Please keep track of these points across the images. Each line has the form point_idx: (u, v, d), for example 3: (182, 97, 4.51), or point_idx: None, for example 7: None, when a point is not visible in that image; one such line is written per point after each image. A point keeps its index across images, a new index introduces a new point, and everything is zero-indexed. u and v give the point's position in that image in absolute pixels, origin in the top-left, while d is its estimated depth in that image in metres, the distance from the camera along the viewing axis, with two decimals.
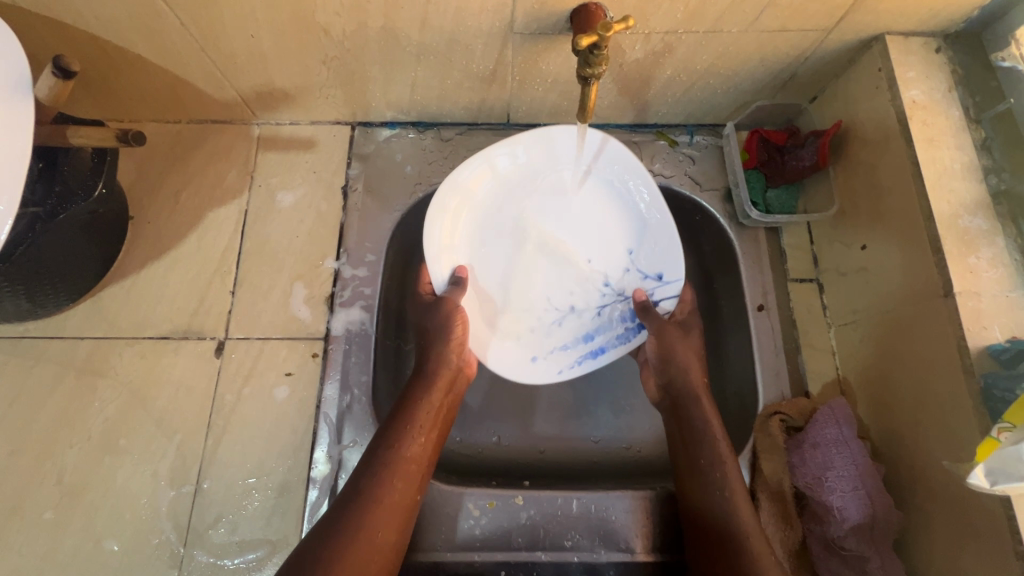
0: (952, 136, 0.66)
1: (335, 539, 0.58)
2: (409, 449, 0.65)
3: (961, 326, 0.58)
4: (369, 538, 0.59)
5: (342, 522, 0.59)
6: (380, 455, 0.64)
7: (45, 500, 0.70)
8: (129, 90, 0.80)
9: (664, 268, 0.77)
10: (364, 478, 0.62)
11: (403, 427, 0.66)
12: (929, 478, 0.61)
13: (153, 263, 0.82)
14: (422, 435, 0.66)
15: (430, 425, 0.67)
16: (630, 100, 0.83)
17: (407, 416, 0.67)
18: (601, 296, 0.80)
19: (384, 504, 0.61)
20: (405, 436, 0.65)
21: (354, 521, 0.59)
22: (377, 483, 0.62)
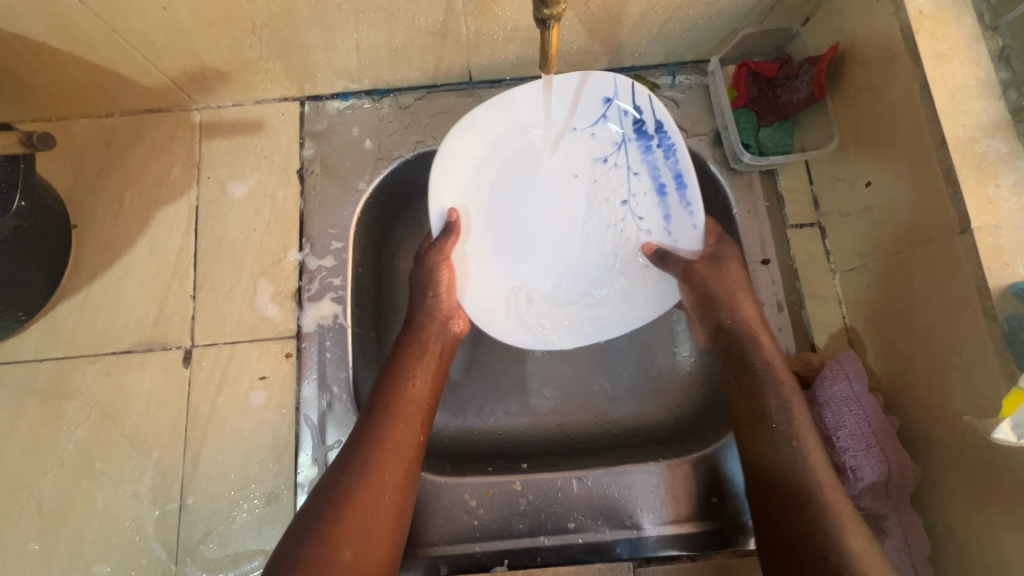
0: (965, 49, 0.58)
1: (334, 492, 0.55)
2: (407, 393, 0.62)
3: (981, 265, 0.53)
4: (375, 487, 0.55)
5: (342, 476, 0.56)
6: (376, 397, 0.62)
7: (27, 532, 0.68)
8: (45, 84, 0.72)
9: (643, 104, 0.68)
10: (362, 429, 0.59)
11: (399, 370, 0.64)
12: (948, 431, 0.57)
13: (106, 272, 0.76)
14: (420, 377, 0.64)
15: (426, 367, 0.65)
16: (603, 41, 0.74)
17: (402, 361, 0.65)
18: (629, 176, 0.72)
19: (383, 453, 0.57)
20: (402, 377, 0.63)
21: (352, 472, 0.56)
22: (378, 424, 0.59)
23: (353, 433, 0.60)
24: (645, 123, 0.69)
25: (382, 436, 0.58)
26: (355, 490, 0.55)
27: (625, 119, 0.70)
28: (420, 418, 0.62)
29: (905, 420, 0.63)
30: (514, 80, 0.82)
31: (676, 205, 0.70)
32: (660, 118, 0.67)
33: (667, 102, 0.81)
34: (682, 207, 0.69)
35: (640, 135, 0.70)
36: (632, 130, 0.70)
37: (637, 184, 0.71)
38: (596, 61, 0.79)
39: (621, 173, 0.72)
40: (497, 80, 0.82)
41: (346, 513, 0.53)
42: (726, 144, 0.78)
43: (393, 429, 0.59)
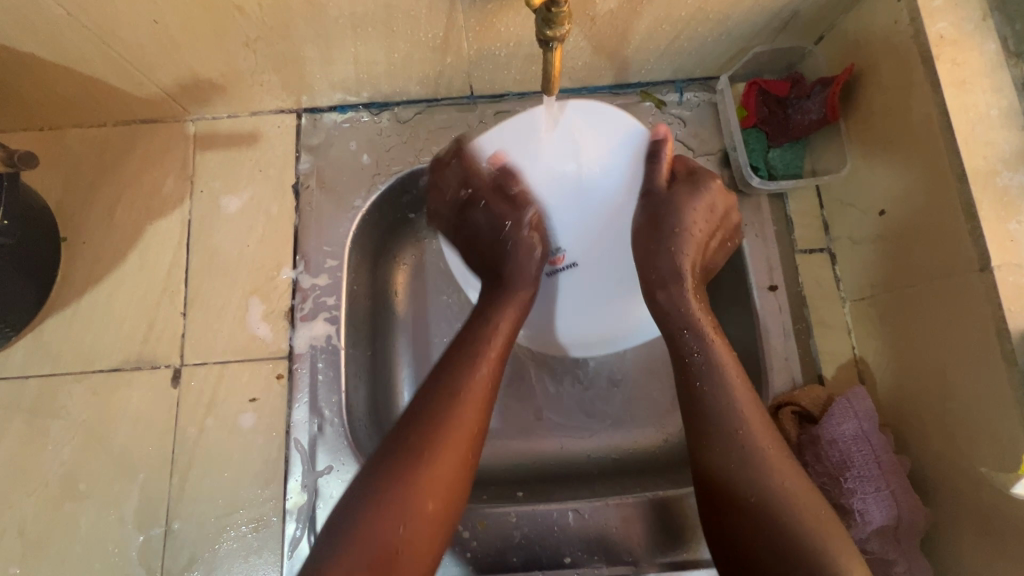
0: (988, 76, 0.55)
1: (430, 411, 0.55)
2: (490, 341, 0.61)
3: (1001, 305, 0.50)
4: (461, 426, 0.55)
5: (432, 399, 0.56)
6: (465, 338, 0.62)
7: (8, 555, 0.66)
8: (35, 94, 0.70)
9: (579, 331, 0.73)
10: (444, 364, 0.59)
11: (466, 360, 0.59)
12: (962, 476, 0.55)
13: (95, 287, 0.74)
14: (504, 326, 0.63)
15: (512, 316, 0.64)
16: (608, 58, 0.72)
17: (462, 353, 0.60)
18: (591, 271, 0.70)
19: (457, 446, 0.54)
20: (481, 376, 0.58)
21: (441, 398, 0.56)
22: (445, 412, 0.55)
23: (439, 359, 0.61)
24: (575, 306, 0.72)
25: (463, 383, 0.57)
26: (446, 438, 0.54)
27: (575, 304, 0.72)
28: (492, 366, 0.60)
29: (916, 460, 0.60)
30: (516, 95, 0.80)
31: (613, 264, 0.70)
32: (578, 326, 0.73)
33: (674, 119, 0.79)
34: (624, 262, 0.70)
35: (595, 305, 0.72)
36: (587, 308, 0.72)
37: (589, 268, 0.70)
38: (601, 77, 0.76)
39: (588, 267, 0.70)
40: (499, 95, 0.80)
41: (436, 439, 0.53)
42: (734, 166, 0.75)
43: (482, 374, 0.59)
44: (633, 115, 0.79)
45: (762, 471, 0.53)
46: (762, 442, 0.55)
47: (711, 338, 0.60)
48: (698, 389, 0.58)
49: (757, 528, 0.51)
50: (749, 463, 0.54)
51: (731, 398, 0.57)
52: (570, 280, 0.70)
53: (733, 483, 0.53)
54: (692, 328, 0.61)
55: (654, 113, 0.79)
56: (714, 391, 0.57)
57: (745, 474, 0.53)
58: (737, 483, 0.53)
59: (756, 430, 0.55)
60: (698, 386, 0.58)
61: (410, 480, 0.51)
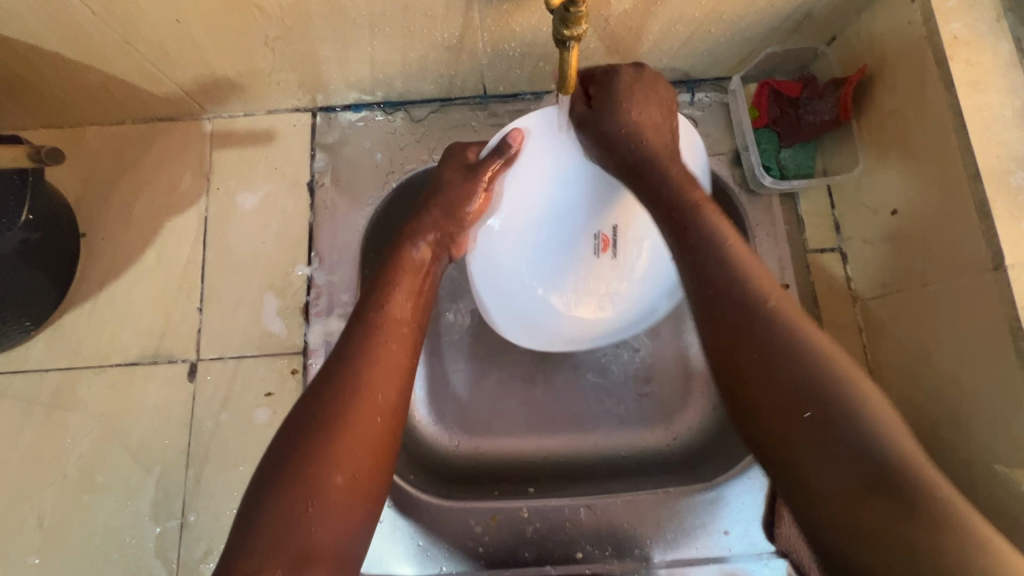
0: (1002, 76, 0.55)
1: (318, 409, 0.46)
2: (394, 307, 0.57)
3: (1015, 304, 0.51)
4: (370, 407, 0.48)
5: (340, 370, 0.49)
6: (364, 315, 0.55)
7: (27, 545, 0.67)
8: (57, 92, 0.72)
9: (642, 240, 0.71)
10: (342, 351, 0.52)
11: (369, 332, 0.53)
12: (974, 475, 0.55)
13: (113, 282, 0.76)
14: (409, 298, 0.59)
15: (416, 286, 0.61)
16: (621, 58, 0.73)
17: (364, 333, 0.53)
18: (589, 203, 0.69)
19: (365, 382, 0.49)
20: (390, 345, 0.53)
21: (338, 397, 0.47)
22: (350, 365, 0.50)
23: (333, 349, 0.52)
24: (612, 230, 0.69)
25: (365, 348, 0.52)
26: (357, 366, 0.50)
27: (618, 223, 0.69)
28: (399, 346, 0.54)
29: None
30: (529, 95, 0.80)
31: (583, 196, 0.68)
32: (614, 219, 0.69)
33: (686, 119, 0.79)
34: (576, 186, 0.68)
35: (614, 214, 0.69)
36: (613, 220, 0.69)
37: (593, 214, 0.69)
38: None
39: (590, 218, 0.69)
40: (512, 94, 0.80)
41: (323, 439, 0.45)
42: (745, 165, 0.76)
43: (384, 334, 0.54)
44: None
45: (821, 371, 0.41)
46: (814, 336, 0.43)
47: (708, 211, 0.52)
48: (716, 291, 0.47)
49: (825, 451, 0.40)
50: (802, 388, 0.41)
51: (749, 266, 0.48)
52: (627, 240, 0.70)
53: (773, 410, 0.42)
54: (693, 210, 0.52)
55: None
56: (729, 273, 0.47)
57: (786, 395, 0.42)
58: (773, 399, 0.42)
59: (801, 336, 0.44)
60: (693, 243, 0.50)
61: (293, 480, 0.43)
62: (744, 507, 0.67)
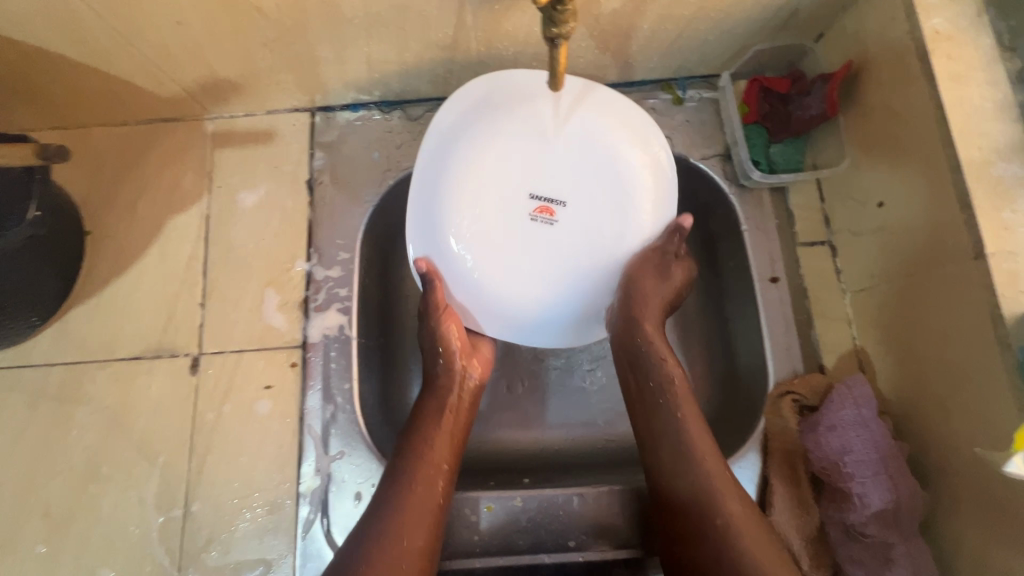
0: (982, 70, 0.57)
1: (392, 509, 0.57)
2: (448, 407, 0.65)
3: (995, 291, 0.52)
4: (430, 499, 0.59)
5: (375, 531, 0.55)
6: (402, 458, 0.61)
7: (34, 534, 0.69)
8: (63, 93, 0.74)
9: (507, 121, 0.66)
10: (410, 454, 0.61)
11: (404, 480, 0.59)
12: (960, 461, 0.56)
13: (118, 278, 0.77)
14: (443, 436, 0.63)
15: (450, 427, 0.64)
16: (613, 56, 0.74)
17: (401, 483, 0.59)
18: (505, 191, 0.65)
19: (400, 541, 0.55)
20: (423, 492, 0.58)
21: (412, 500, 0.57)
22: (389, 519, 0.56)
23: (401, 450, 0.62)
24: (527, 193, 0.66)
25: (427, 458, 0.60)
26: (396, 526, 0.55)
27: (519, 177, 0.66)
28: (432, 491, 0.59)
29: (915, 446, 0.61)
30: None
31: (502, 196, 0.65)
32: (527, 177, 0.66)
33: (678, 116, 0.80)
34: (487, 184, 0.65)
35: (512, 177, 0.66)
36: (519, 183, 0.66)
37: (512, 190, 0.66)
38: (606, 75, 0.78)
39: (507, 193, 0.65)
40: None
41: (397, 516, 0.56)
42: (735, 160, 0.77)
43: (440, 442, 0.62)
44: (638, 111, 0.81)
45: (706, 498, 0.57)
46: (711, 467, 0.59)
47: (667, 367, 0.65)
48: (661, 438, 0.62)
49: (710, 541, 0.55)
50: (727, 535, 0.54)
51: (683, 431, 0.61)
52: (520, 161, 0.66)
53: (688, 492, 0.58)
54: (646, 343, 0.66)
55: (658, 111, 0.81)
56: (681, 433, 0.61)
57: (682, 495, 0.58)
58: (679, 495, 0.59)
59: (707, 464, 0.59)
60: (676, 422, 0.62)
61: None
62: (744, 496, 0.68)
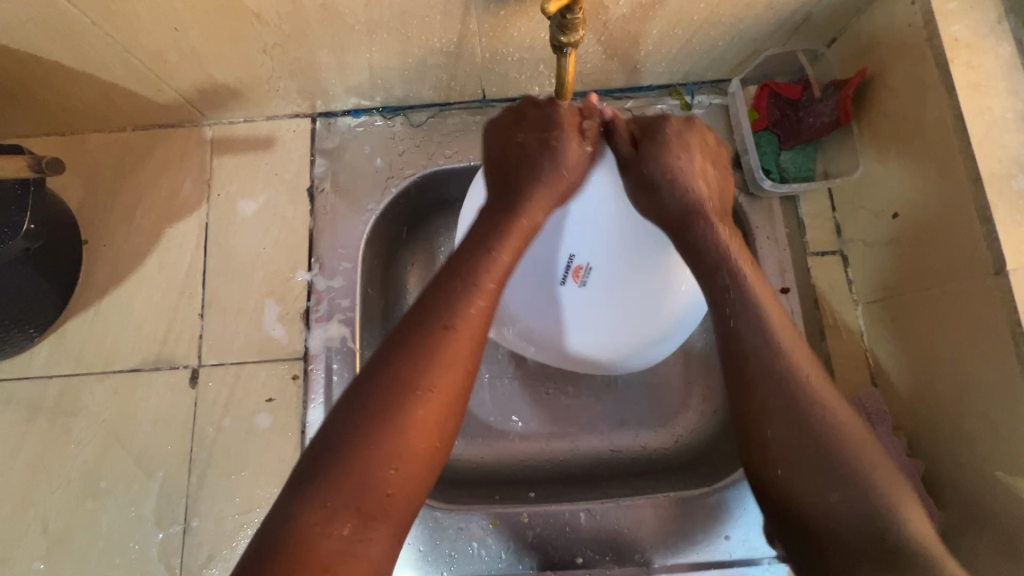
0: (1003, 79, 0.55)
1: (400, 406, 0.46)
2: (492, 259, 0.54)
3: (1016, 309, 0.50)
4: (454, 412, 0.49)
5: (405, 364, 0.48)
6: (468, 279, 0.53)
7: (32, 550, 0.67)
8: (58, 100, 0.72)
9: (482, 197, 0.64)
10: (434, 309, 0.51)
11: (454, 307, 0.51)
12: (977, 481, 0.55)
13: (116, 288, 0.76)
14: (506, 251, 0.55)
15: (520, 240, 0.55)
16: (620, 61, 0.72)
17: (437, 323, 0.51)
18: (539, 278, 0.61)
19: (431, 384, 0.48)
20: (470, 351, 0.50)
21: (423, 394, 0.47)
22: (423, 374, 0.48)
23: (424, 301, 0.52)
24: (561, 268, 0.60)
25: (450, 345, 0.49)
26: (427, 379, 0.48)
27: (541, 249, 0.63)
28: (482, 311, 0.52)
29: (930, 464, 0.60)
30: None
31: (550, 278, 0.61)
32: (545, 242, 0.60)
33: None
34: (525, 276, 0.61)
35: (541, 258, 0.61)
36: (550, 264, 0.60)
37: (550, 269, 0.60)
38: (613, 81, 0.77)
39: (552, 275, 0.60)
40: (510, 98, 0.80)
41: (410, 407, 0.46)
42: (745, 168, 0.75)
43: (471, 343, 0.51)
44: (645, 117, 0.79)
45: (838, 461, 0.48)
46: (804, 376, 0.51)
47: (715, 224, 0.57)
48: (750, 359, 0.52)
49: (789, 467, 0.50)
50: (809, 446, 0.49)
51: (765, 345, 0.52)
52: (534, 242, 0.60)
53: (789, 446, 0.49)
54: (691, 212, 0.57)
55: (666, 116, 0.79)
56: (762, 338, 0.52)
57: (808, 466, 0.48)
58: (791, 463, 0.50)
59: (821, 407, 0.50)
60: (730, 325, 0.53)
61: (341, 489, 0.43)
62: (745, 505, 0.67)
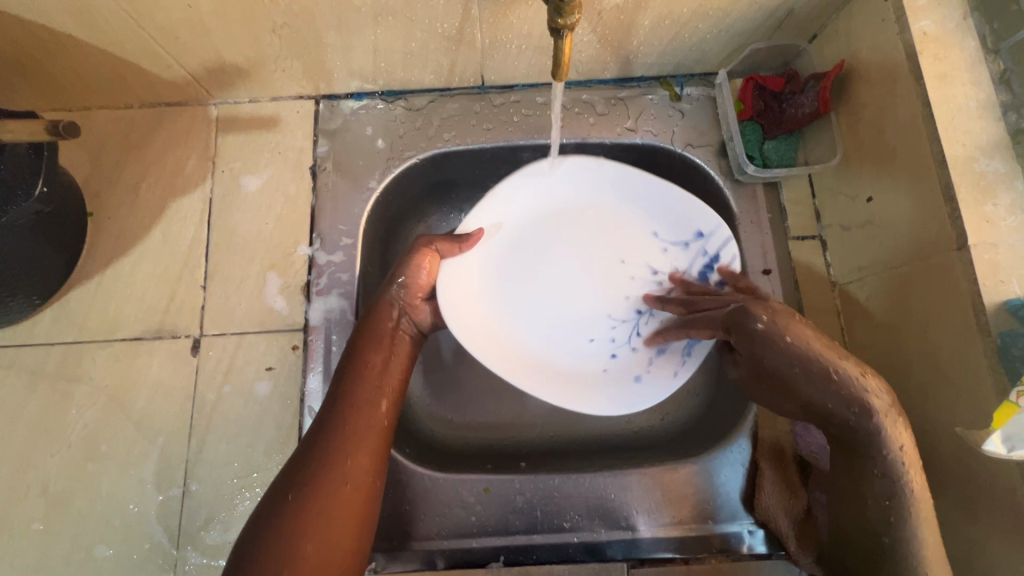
0: (967, 71, 0.59)
1: (300, 491, 0.52)
2: (371, 381, 0.62)
3: (977, 281, 0.54)
4: (320, 526, 0.51)
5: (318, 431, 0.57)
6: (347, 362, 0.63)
7: (32, 511, 0.69)
8: (69, 75, 0.74)
9: (697, 226, 0.72)
10: (315, 432, 0.57)
11: (352, 377, 0.62)
12: (941, 444, 0.59)
13: (120, 259, 0.78)
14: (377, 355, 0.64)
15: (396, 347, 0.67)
16: (614, 52, 0.76)
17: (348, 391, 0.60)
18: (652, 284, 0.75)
19: (332, 450, 0.56)
20: (366, 411, 0.60)
21: (298, 494, 0.52)
22: (334, 431, 0.57)
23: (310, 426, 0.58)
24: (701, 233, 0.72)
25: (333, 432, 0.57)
26: (334, 444, 0.56)
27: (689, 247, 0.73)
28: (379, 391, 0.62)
29: None
30: (524, 86, 0.84)
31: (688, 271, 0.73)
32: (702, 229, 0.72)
33: (676, 112, 0.82)
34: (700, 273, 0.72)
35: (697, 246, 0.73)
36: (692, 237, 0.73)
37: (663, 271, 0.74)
38: (606, 71, 0.80)
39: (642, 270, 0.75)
40: (508, 86, 0.84)
41: (292, 499, 0.52)
42: (731, 155, 0.79)
43: (342, 454, 0.56)
44: (635, 107, 0.83)
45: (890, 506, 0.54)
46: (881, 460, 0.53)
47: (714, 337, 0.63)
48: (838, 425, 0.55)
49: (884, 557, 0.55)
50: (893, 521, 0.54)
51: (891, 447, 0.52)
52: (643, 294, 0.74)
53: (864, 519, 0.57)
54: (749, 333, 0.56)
55: (655, 106, 0.83)
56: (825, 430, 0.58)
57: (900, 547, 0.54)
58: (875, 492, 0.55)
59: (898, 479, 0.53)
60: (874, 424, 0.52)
61: (297, 529, 0.50)
62: (729, 504, 0.69)
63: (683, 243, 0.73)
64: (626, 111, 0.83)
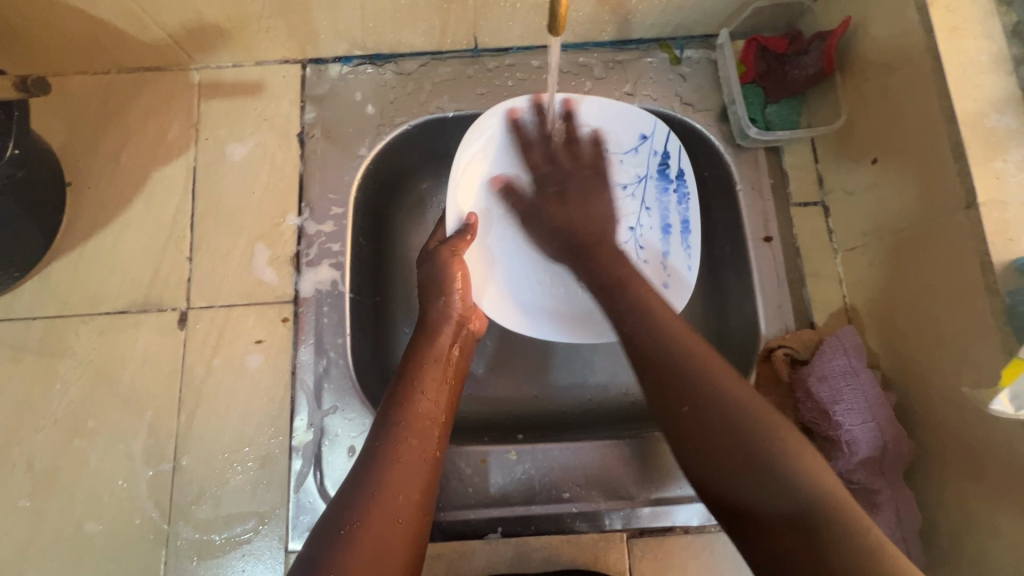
0: (979, 23, 0.57)
1: (362, 503, 0.49)
2: (418, 407, 0.58)
3: (985, 240, 0.53)
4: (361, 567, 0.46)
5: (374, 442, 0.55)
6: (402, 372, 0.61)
7: (18, 488, 0.67)
8: (40, 37, 0.71)
9: (643, 126, 0.75)
10: (365, 464, 0.53)
11: (408, 386, 0.59)
12: (945, 410, 0.58)
13: (102, 230, 0.75)
14: (437, 367, 0.62)
15: (447, 359, 0.63)
16: (612, 10, 0.73)
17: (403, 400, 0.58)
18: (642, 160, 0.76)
19: (402, 461, 0.53)
20: (424, 419, 0.57)
21: (351, 529, 0.48)
22: (391, 443, 0.54)
23: (360, 456, 0.54)
24: (669, 167, 0.76)
25: (395, 443, 0.54)
26: (395, 454, 0.53)
27: (653, 157, 0.76)
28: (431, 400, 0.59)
29: (902, 397, 0.63)
30: (519, 49, 0.81)
31: (677, 210, 0.76)
32: (683, 168, 0.75)
33: (675, 76, 0.80)
34: (682, 247, 0.75)
35: (662, 177, 0.76)
36: (656, 170, 0.76)
37: (648, 218, 0.77)
38: (603, 32, 0.78)
39: (635, 203, 0.77)
40: (502, 49, 0.81)
41: (368, 506, 0.49)
42: (732, 119, 0.77)
43: (391, 486, 0.51)
44: (633, 71, 0.80)
45: (749, 449, 0.46)
46: (728, 396, 0.49)
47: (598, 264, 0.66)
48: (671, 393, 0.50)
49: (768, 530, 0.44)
50: (743, 453, 0.46)
51: (715, 386, 0.49)
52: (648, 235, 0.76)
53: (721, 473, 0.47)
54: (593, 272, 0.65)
55: (655, 70, 0.80)
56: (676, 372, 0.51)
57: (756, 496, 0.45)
58: (721, 461, 0.47)
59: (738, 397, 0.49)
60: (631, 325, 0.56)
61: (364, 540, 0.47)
62: None
63: (632, 149, 0.76)
64: (624, 75, 0.80)
